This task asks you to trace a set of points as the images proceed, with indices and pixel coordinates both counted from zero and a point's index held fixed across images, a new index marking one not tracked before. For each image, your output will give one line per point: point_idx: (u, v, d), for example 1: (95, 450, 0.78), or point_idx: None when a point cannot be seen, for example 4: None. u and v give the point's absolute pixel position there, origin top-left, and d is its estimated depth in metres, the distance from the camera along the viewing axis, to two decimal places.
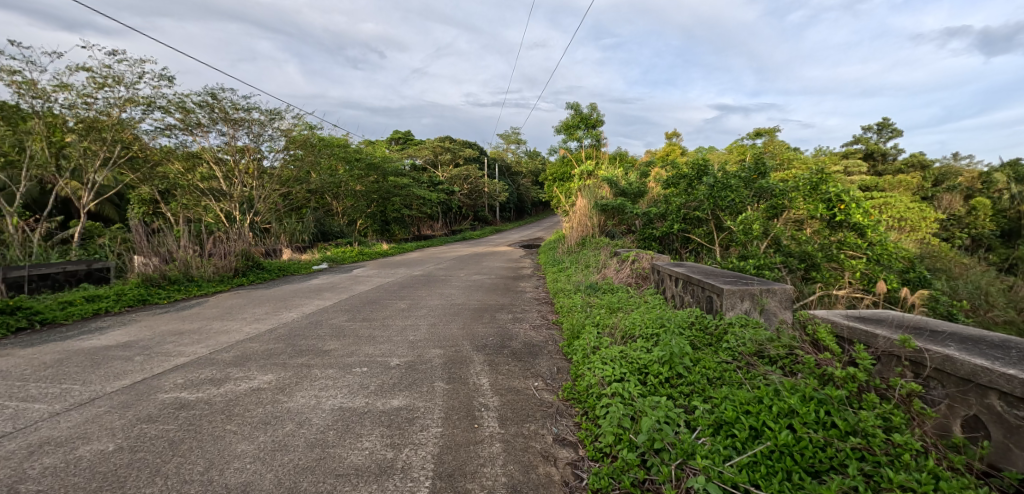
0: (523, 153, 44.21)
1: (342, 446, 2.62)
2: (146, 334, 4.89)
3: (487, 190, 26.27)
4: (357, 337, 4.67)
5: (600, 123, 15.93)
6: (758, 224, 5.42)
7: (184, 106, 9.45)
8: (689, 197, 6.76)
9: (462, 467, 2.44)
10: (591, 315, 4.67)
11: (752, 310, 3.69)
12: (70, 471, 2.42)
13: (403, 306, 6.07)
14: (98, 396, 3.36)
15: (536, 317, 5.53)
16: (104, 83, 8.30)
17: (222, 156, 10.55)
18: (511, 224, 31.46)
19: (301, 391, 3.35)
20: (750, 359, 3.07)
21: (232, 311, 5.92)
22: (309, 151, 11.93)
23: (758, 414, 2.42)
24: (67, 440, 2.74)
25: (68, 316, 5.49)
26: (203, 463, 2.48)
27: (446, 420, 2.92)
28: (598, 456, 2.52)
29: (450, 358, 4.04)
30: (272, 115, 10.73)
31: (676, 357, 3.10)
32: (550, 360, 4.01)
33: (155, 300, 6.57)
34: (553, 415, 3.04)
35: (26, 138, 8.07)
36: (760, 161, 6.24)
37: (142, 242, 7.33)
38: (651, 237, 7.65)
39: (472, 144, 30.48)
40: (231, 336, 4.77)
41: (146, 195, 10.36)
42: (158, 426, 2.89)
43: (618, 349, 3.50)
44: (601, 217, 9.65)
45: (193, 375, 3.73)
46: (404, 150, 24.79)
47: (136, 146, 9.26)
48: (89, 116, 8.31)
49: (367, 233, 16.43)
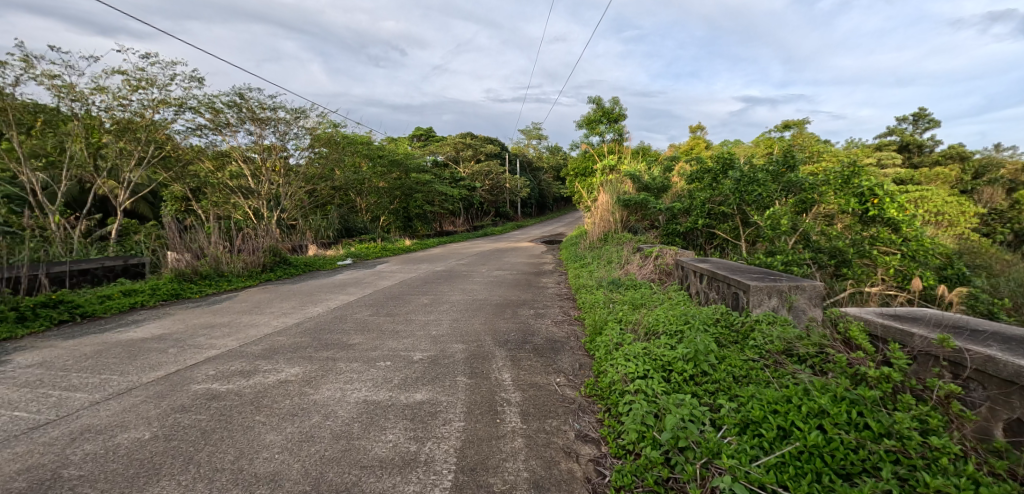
0: (545, 148, 44.15)
1: (365, 438, 2.67)
2: (179, 327, 5.07)
3: (509, 186, 26.25)
4: (381, 331, 4.74)
5: (623, 116, 15.71)
6: (786, 219, 5.25)
7: (213, 106, 9.71)
8: (714, 192, 6.62)
9: (485, 462, 2.45)
10: (614, 311, 4.61)
11: (780, 307, 3.59)
12: (110, 458, 2.54)
13: (425, 301, 6.12)
14: (135, 385, 3.51)
15: (558, 312, 5.51)
16: (138, 85, 8.57)
17: (250, 155, 10.78)
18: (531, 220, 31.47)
19: (326, 384, 3.43)
20: (779, 358, 3.00)
21: (261, 306, 6.07)
22: (333, 148, 12.12)
23: (787, 413, 2.37)
24: (106, 427, 2.87)
25: (106, 309, 5.75)
26: (234, 452, 2.56)
27: (468, 414, 2.93)
28: (620, 453, 2.50)
29: (472, 353, 4.07)
30: (297, 114, 10.92)
31: (700, 353, 3.04)
32: (571, 356, 3.99)
33: (188, 294, 6.80)
34: (575, 411, 3.01)
35: (66, 139, 8.47)
36: (789, 154, 6.05)
37: (175, 239, 7.61)
38: (674, 232, 7.55)
39: (493, 140, 30.45)
40: (260, 330, 4.90)
41: (179, 193, 10.69)
42: (191, 415, 2.99)
43: (641, 345, 3.45)
44: (624, 213, 9.54)
45: (223, 367, 3.84)
46: (427, 147, 25.04)
47: (168, 146, 9.54)
48: (125, 117, 8.63)
49: (390, 229, 16.62)
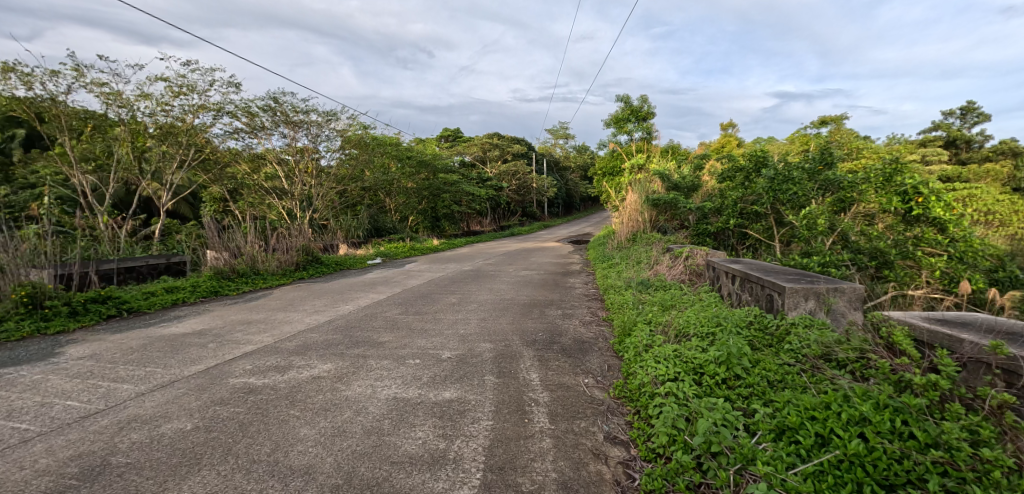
0: (572, 148, 43.88)
1: (396, 435, 2.71)
2: (217, 323, 5.27)
3: (536, 186, 26.22)
4: (410, 329, 4.81)
5: (651, 115, 15.46)
6: (823, 218, 5.06)
7: (249, 110, 10.05)
8: (747, 191, 6.44)
9: (513, 461, 2.45)
10: (643, 312, 4.54)
11: (818, 310, 3.47)
12: (155, 447, 2.66)
13: (453, 300, 6.18)
14: (177, 378, 3.67)
15: (585, 313, 5.46)
16: (179, 91, 8.96)
17: (284, 157, 11.08)
18: (560, 220, 31.38)
19: (357, 380, 3.50)
20: (816, 362, 2.89)
21: (294, 303, 6.26)
22: (363, 150, 12.36)
23: (825, 420, 2.28)
24: (151, 418, 3.01)
25: (150, 305, 6.03)
26: (270, 445, 2.65)
27: (496, 414, 2.94)
28: (650, 456, 2.46)
29: (500, 352, 4.08)
30: (328, 116, 11.19)
31: (734, 356, 2.97)
32: (600, 357, 3.95)
33: (226, 291, 7.06)
34: (604, 412, 2.98)
35: (113, 144, 8.93)
36: (826, 151, 5.83)
37: (214, 238, 7.90)
38: (705, 233, 7.39)
39: (520, 140, 30.45)
40: (294, 326, 5.05)
41: (217, 194, 11.11)
42: (229, 408, 3.11)
43: (671, 347, 3.39)
44: (653, 213, 9.41)
45: (260, 362, 3.98)
46: (454, 147, 25.26)
47: (208, 149, 9.93)
48: (167, 122, 9.02)
49: (418, 229, 16.85)
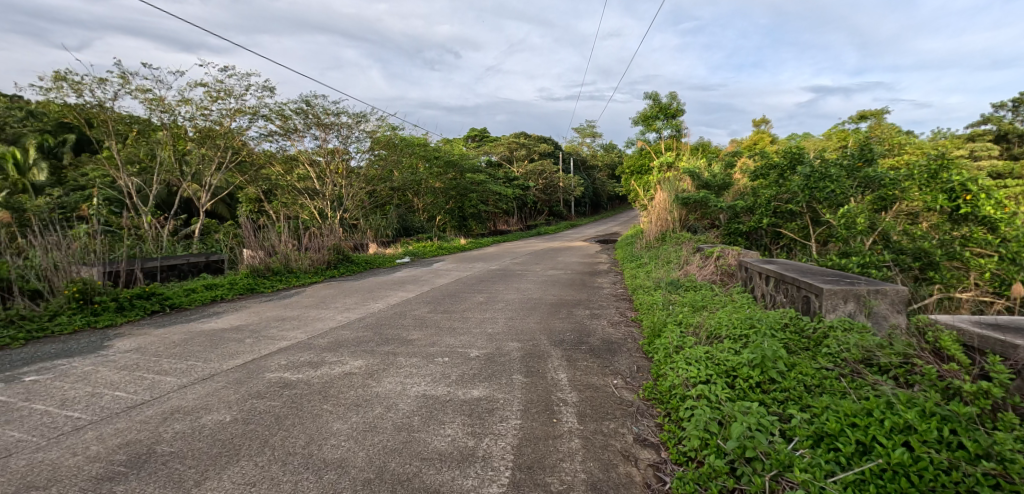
0: (599, 146, 43.50)
1: (425, 431, 2.75)
2: (253, 320, 5.45)
3: (562, 185, 26.13)
4: (438, 327, 4.87)
5: (681, 112, 15.17)
6: (863, 217, 4.91)
7: (283, 113, 10.36)
8: (781, 189, 6.24)
9: (542, 461, 2.45)
10: (673, 313, 4.46)
11: (858, 312, 3.34)
12: (197, 437, 2.77)
13: (480, 299, 6.22)
14: (216, 372, 3.82)
15: (614, 313, 5.41)
16: (217, 96, 9.30)
17: (316, 158, 11.36)
18: (587, 220, 31.15)
19: (388, 377, 3.56)
20: (857, 367, 2.78)
21: (326, 301, 6.41)
22: (392, 150, 12.56)
23: (867, 428, 2.19)
24: (193, 409, 3.14)
25: (191, 302, 6.30)
26: (305, 438, 2.72)
27: (525, 413, 2.94)
28: (681, 460, 2.41)
29: (528, 351, 4.08)
30: (358, 118, 11.42)
31: (768, 360, 2.88)
32: (629, 358, 3.90)
33: (261, 289, 7.31)
34: (633, 414, 2.94)
35: (157, 147, 9.35)
36: (866, 147, 5.60)
37: (250, 237, 8.18)
38: (736, 232, 7.22)
39: (546, 139, 30.36)
40: (326, 323, 5.18)
41: (253, 194, 11.50)
42: (266, 401, 3.21)
43: (703, 349, 3.32)
44: (682, 212, 9.26)
45: (294, 357, 4.10)
46: (481, 147, 25.41)
47: (244, 151, 10.29)
48: (206, 126, 9.39)
49: (446, 228, 17.03)
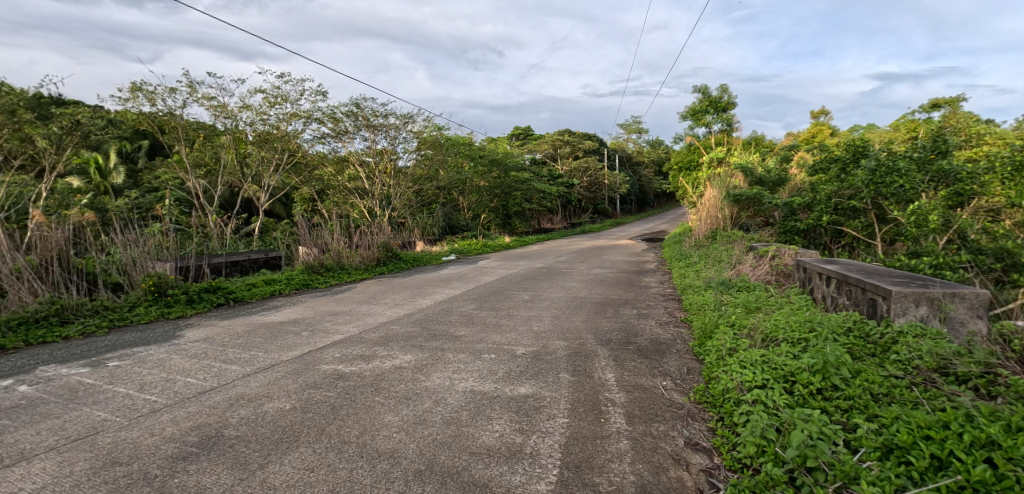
0: (645, 142, 42.51)
1: (474, 426, 2.79)
2: (309, 314, 5.73)
3: (608, 182, 25.82)
4: (485, 324, 4.94)
5: (732, 105, 14.57)
6: (936, 214, 4.51)
7: (335, 116, 10.79)
8: (843, 185, 5.88)
9: (590, 460, 2.44)
10: (725, 314, 4.30)
11: (932, 318, 3.10)
12: (259, 423, 2.95)
13: (526, 297, 6.25)
14: (276, 362, 4.04)
15: (662, 313, 5.28)
16: (275, 101, 9.81)
17: (365, 159, 11.75)
18: (632, 218, 30.55)
19: (436, 372, 3.65)
20: (930, 376, 2.59)
21: (376, 297, 6.64)
22: (438, 150, 12.79)
23: (943, 442, 2.03)
24: (255, 396, 3.34)
25: (251, 295, 6.70)
26: (358, 428, 2.84)
27: (572, 411, 2.94)
28: (736, 467, 2.33)
29: (574, 350, 4.07)
30: (405, 119, 11.72)
31: (831, 365, 2.73)
32: (678, 360, 3.80)
33: (315, 284, 7.66)
34: (684, 417, 2.87)
35: (220, 151, 9.98)
36: (940, 138, 5.20)
37: (305, 235, 8.60)
38: (793, 230, 6.90)
39: (590, 135, 29.96)
40: (376, 318, 5.37)
41: (307, 194, 12.08)
42: (322, 392, 3.37)
43: (758, 352, 3.19)
44: (734, 209, 8.94)
45: (347, 350, 4.27)
46: (524, 145, 25.49)
47: (299, 153, 10.80)
48: (265, 130, 9.92)
49: (491, 226, 17.22)
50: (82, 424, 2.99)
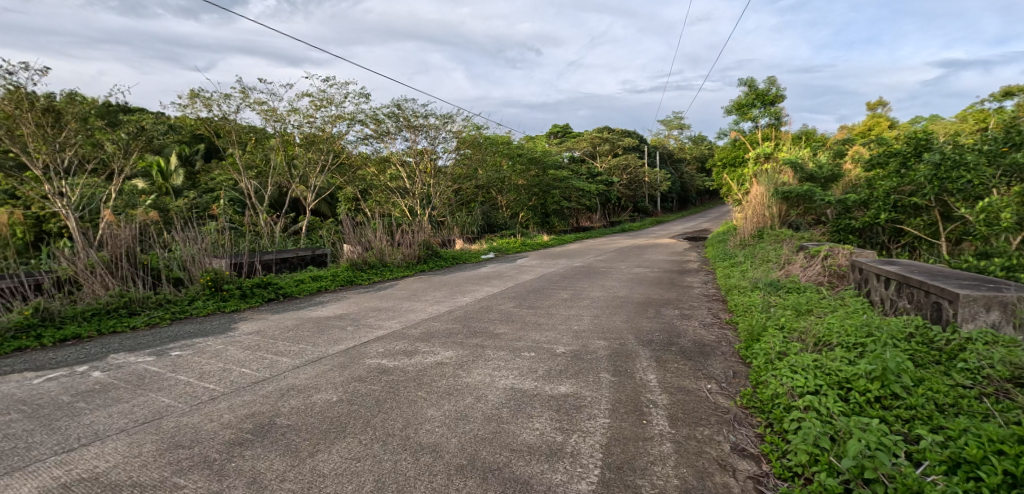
0: (687, 138, 41.34)
1: (514, 424, 2.82)
2: (353, 309, 5.93)
3: (648, 180, 25.32)
4: (524, 323, 4.97)
5: (780, 98, 13.97)
6: (1010, 212, 4.19)
7: (377, 118, 11.09)
8: (903, 181, 5.54)
9: (632, 462, 2.41)
10: (774, 316, 4.15)
11: (1004, 323, 2.91)
12: (309, 413, 3.09)
13: (566, 296, 6.23)
14: (324, 355, 4.22)
15: (706, 314, 5.14)
16: (321, 105, 10.18)
17: (406, 159, 12.02)
18: (673, 216, 29.82)
19: (477, 369, 3.70)
20: (1004, 387, 2.41)
21: (418, 294, 6.79)
22: (476, 149, 12.91)
23: (1019, 458, 1.88)
24: (305, 388, 3.50)
25: (299, 291, 7.00)
26: (402, 421, 2.92)
27: (613, 412, 2.91)
28: (786, 475, 2.24)
29: (615, 350, 4.03)
30: (445, 119, 11.90)
31: (891, 372, 2.58)
32: (723, 362, 3.70)
33: (359, 281, 7.92)
34: (730, 421, 2.79)
35: (270, 153, 10.46)
36: (1014, 129, 4.82)
37: (349, 233, 8.91)
38: (847, 228, 6.57)
39: (629, 132, 29.42)
40: (418, 315, 5.50)
41: (351, 194, 12.48)
42: (367, 385, 3.50)
43: (810, 356, 3.06)
44: (783, 207, 8.61)
45: (390, 345, 4.40)
46: (562, 143, 25.36)
47: (343, 155, 11.17)
48: (312, 132, 10.33)
49: (529, 225, 17.25)
50: (149, 408, 3.23)
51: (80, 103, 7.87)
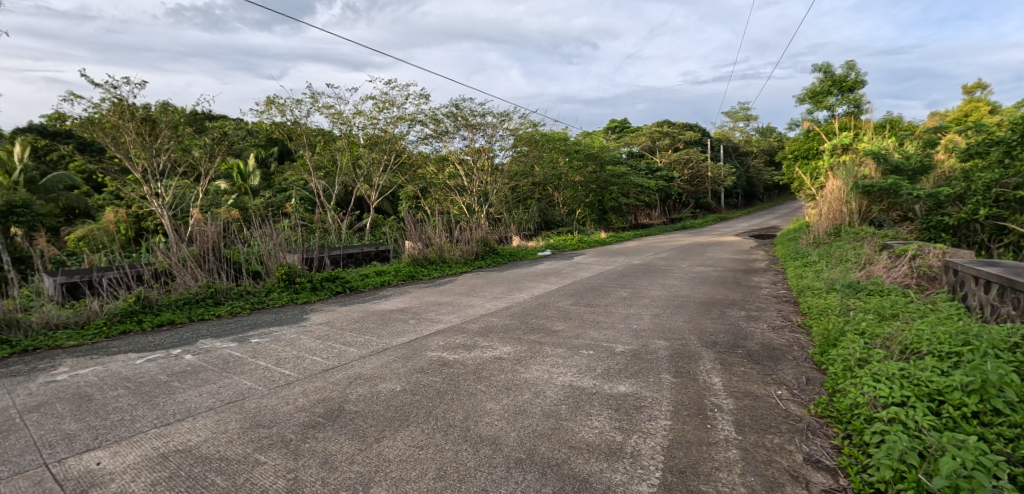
0: (754, 130, 39.08)
1: (573, 421, 2.84)
2: (415, 303, 6.17)
3: (711, 175, 24.26)
4: (582, 320, 4.96)
5: (860, 84, 12.89)
6: None
7: (436, 118, 11.40)
8: (1010, 172, 4.96)
9: (695, 467, 2.36)
10: (853, 321, 3.87)
11: None
12: (375, 401, 3.27)
13: (624, 294, 6.13)
14: (388, 347, 4.43)
15: (775, 316, 4.89)
16: (383, 106, 10.62)
17: (464, 157, 12.29)
18: (739, 212, 28.36)
19: (535, 365, 3.75)
20: None
21: (476, 289, 6.95)
22: (533, 146, 12.93)
23: None
24: (370, 377, 3.70)
25: (364, 285, 7.38)
26: (462, 413, 3.03)
27: (675, 414, 2.86)
28: (866, 491, 2.10)
29: (676, 351, 3.93)
30: (502, 117, 12.02)
31: (992, 386, 2.35)
32: (795, 367, 3.50)
33: (420, 276, 8.21)
34: (803, 430, 2.64)
35: (337, 154, 11.06)
36: None
37: (411, 229, 9.26)
38: (940, 226, 5.98)
39: (691, 125, 28.27)
40: (477, 310, 5.64)
41: (412, 192, 12.95)
42: (429, 376, 3.64)
43: (896, 365, 2.84)
44: (863, 202, 7.98)
45: (450, 339, 4.55)
46: (620, 138, 24.85)
47: (404, 154, 11.59)
48: (375, 134, 10.81)
49: (586, 222, 17.09)
50: (233, 390, 3.55)
51: (172, 111, 8.70)
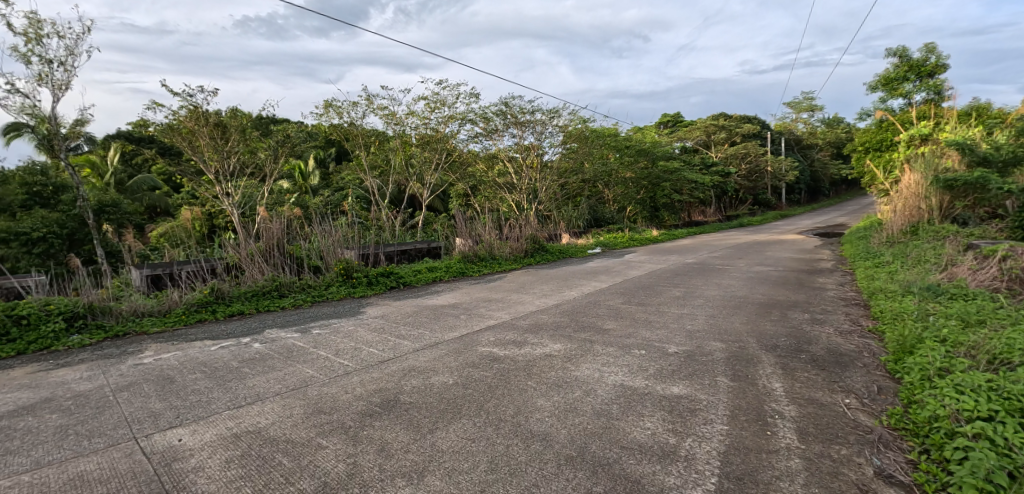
0: (820, 121, 36.64)
1: (625, 421, 2.83)
2: (465, 299, 6.31)
3: (771, 169, 23.03)
4: (634, 319, 4.89)
5: (943, 68, 11.80)
6: None
7: (486, 116, 11.54)
8: None
9: (754, 474, 2.29)
10: (933, 327, 3.59)
11: None
12: (429, 393, 3.40)
13: (678, 294, 5.98)
14: (440, 341, 4.58)
15: (842, 320, 4.61)
16: (434, 106, 10.88)
17: (513, 155, 12.38)
18: (802, 208, 26.73)
19: (585, 363, 3.75)
20: None
21: (526, 287, 7.00)
22: (583, 143, 12.80)
23: None
24: (424, 370, 3.85)
25: (417, 280, 7.62)
26: (513, 408, 3.09)
27: (732, 419, 2.78)
28: None
29: (732, 353, 3.80)
30: (551, 114, 11.97)
31: None
32: (864, 375, 3.30)
33: (470, 273, 8.37)
34: (873, 442, 2.49)
35: (390, 154, 11.48)
36: None
37: (461, 226, 9.45)
38: None
39: (749, 117, 26.94)
40: (527, 307, 5.69)
41: (462, 190, 13.20)
42: (480, 371, 3.74)
43: (984, 377, 2.61)
44: (946, 196, 7.33)
45: (501, 335, 4.63)
46: (672, 133, 24.10)
47: (454, 152, 11.82)
48: (427, 133, 11.11)
49: (636, 219, 16.73)
50: (298, 378, 3.80)
51: (240, 116, 9.36)
